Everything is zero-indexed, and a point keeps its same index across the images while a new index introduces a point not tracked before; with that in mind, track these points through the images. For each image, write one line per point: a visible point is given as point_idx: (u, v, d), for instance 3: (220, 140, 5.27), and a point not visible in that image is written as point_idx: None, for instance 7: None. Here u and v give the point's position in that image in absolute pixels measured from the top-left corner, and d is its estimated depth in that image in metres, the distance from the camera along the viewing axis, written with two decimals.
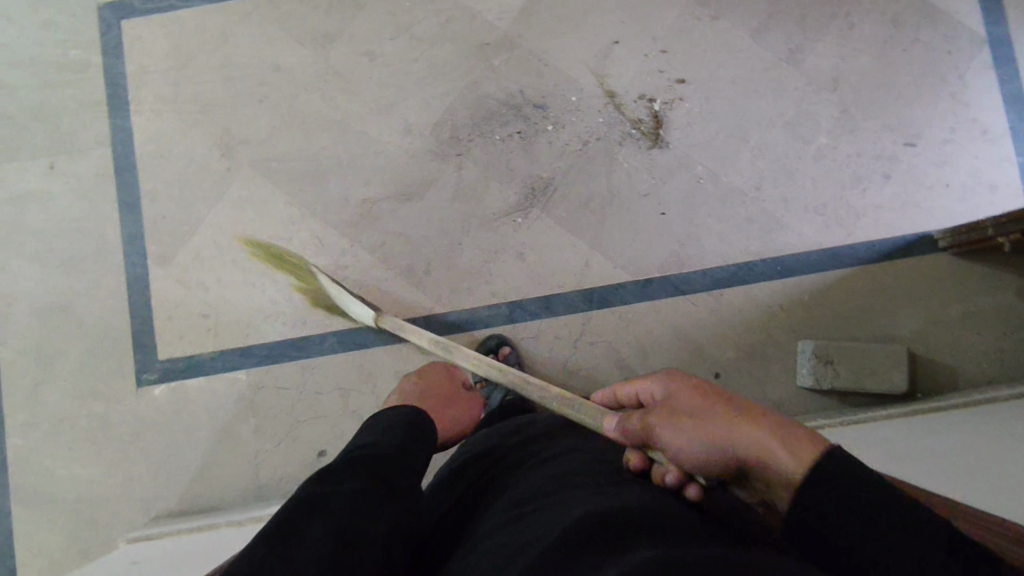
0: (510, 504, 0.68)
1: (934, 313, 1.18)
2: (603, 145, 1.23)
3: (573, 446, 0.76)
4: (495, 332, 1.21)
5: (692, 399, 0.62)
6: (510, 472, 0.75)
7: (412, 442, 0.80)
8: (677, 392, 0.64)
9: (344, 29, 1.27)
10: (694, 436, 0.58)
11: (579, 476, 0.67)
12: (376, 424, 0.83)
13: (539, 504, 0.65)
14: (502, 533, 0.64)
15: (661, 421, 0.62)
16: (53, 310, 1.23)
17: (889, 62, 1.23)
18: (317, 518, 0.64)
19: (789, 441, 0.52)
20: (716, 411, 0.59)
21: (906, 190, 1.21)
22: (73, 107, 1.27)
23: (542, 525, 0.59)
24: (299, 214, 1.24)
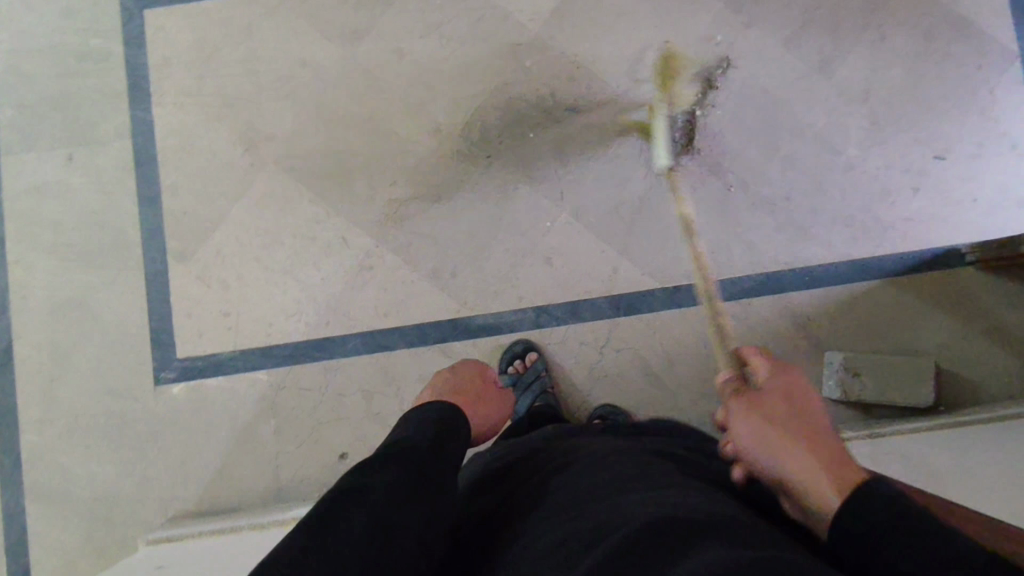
0: (556, 508, 0.66)
1: (959, 328, 1.18)
2: (634, 150, 1.22)
3: (615, 452, 0.74)
4: (521, 337, 1.20)
5: (776, 404, 0.67)
6: (551, 476, 0.74)
7: (450, 437, 0.75)
8: (769, 391, 0.69)
9: (373, 25, 1.25)
10: (760, 432, 0.64)
11: (628, 484, 0.65)
12: (410, 418, 0.78)
13: (589, 509, 0.63)
14: (551, 535, 0.61)
15: (748, 414, 0.66)
16: (69, 305, 1.21)
17: (920, 75, 1.23)
18: (357, 511, 0.61)
19: (830, 471, 0.57)
20: (788, 422, 0.64)
21: (934, 203, 1.21)
22: (92, 97, 1.24)
23: (597, 531, 0.58)
24: (324, 213, 1.22)
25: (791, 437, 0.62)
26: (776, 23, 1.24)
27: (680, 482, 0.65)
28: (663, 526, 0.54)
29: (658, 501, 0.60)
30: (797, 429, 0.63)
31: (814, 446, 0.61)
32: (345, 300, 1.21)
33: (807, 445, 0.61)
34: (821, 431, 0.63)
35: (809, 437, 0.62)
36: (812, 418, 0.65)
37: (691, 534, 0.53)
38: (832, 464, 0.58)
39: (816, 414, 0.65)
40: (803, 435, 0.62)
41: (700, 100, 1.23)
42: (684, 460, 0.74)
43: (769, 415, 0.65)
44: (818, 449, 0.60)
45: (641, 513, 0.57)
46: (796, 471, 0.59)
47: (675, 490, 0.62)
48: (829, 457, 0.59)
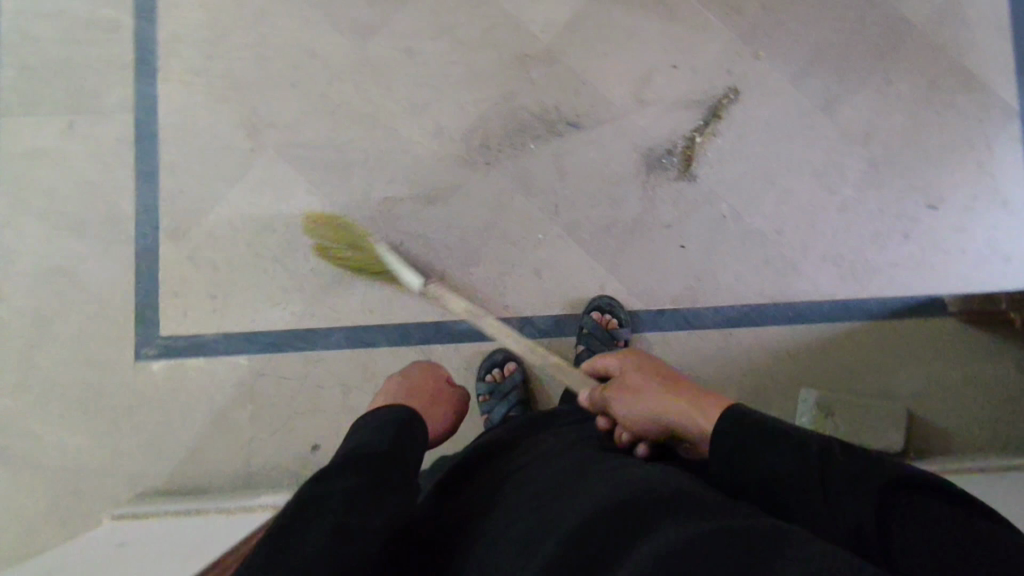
0: (519, 491, 0.69)
1: (935, 377, 1.20)
2: (632, 171, 1.23)
3: (571, 447, 0.78)
4: (503, 346, 1.21)
5: (641, 382, 0.82)
6: (516, 470, 0.76)
7: (404, 444, 0.77)
8: (629, 375, 0.84)
9: (386, 22, 1.25)
10: (638, 405, 0.79)
11: (584, 470, 0.69)
12: (364, 426, 0.78)
13: (549, 493, 0.66)
14: (518, 517, 0.64)
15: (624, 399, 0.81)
16: (57, 273, 1.21)
17: (922, 123, 1.24)
18: (319, 517, 0.61)
19: (701, 408, 0.73)
20: (652, 388, 0.80)
21: (923, 251, 1.22)
22: (99, 68, 1.24)
23: (557, 511, 0.62)
24: (319, 205, 1.23)
25: (663, 399, 0.77)
26: (785, 57, 1.25)
27: (635, 465, 0.69)
28: (613, 511, 0.58)
29: (613, 483, 0.63)
30: (662, 389, 0.79)
31: (679, 394, 0.77)
32: (332, 293, 1.21)
33: (675, 395, 0.77)
34: (675, 384, 0.79)
35: (674, 388, 0.78)
36: (665, 376, 0.82)
37: (641, 519, 0.57)
38: (697, 405, 0.74)
39: (666, 373, 0.82)
40: (666, 390, 0.78)
41: (702, 126, 1.24)
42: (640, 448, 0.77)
43: (637, 389, 0.81)
44: (684, 395, 0.76)
45: (596, 497, 0.61)
46: (679, 416, 0.74)
47: (628, 473, 0.66)
48: (693, 399, 0.75)
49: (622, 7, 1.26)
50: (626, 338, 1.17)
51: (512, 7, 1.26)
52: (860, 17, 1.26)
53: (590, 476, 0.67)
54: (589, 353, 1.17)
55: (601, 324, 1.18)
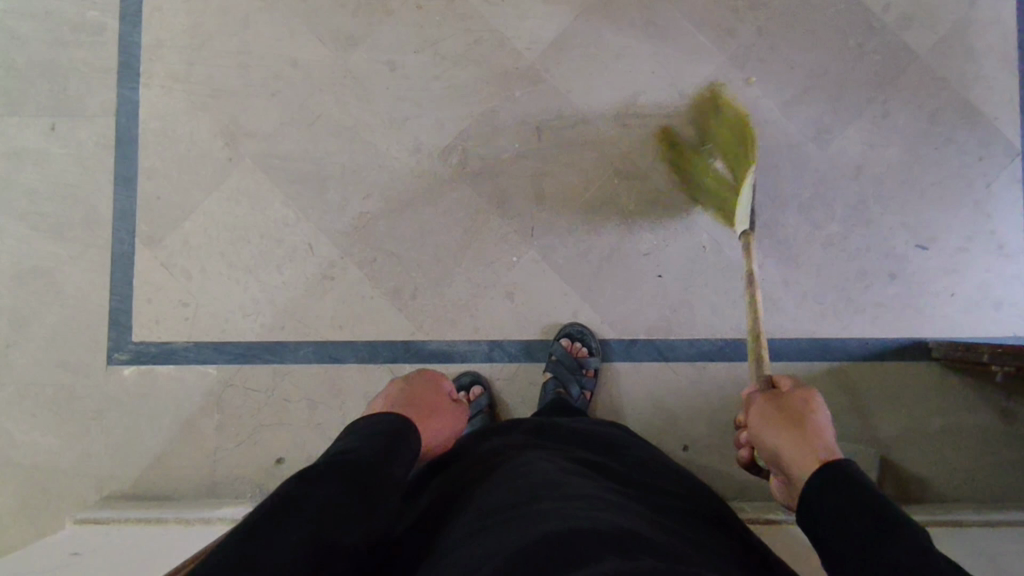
0: (470, 518, 0.69)
1: (915, 423, 1.16)
2: (612, 196, 1.20)
3: (540, 464, 0.76)
4: (470, 369, 1.20)
5: (789, 407, 0.77)
6: (477, 481, 0.76)
7: (397, 455, 0.74)
8: (788, 396, 0.79)
9: (369, 33, 1.23)
10: (762, 418, 0.77)
11: (541, 493, 0.68)
12: (354, 433, 0.75)
13: (498, 522, 0.65)
14: (463, 548, 0.63)
15: (765, 408, 0.79)
16: (33, 273, 1.22)
17: (918, 158, 1.19)
18: (289, 526, 0.59)
19: (811, 453, 0.69)
20: (786, 413, 0.76)
21: (910, 292, 1.18)
22: (82, 70, 1.24)
23: (500, 542, 0.61)
24: (293, 217, 1.22)
25: (787, 428, 0.74)
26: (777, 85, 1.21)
27: (595, 494, 0.69)
28: (556, 539, 0.58)
29: (562, 513, 0.63)
30: (793, 420, 0.75)
31: (802, 432, 0.73)
32: (303, 307, 1.21)
33: (798, 431, 0.73)
34: (812, 424, 0.74)
35: (802, 427, 0.73)
36: (812, 416, 0.75)
37: (587, 546, 0.56)
38: (811, 451, 0.70)
39: (815, 414, 0.76)
40: (795, 424, 0.74)
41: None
42: (610, 477, 0.76)
43: (773, 407, 0.78)
44: (808, 435, 0.72)
45: (541, 527, 0.60)
46: (780, 446, 0.73)
47: (580, 503, 0.66)
48: (810, 442, 0.71)
49: (611, 26, 1.22)
50: (594, 368, 1.16)
51: (498, 22, 1.23)
52: (860, 45, 1.21)
53: (545, 502, 0.66)
54: (555, 381, 1.14)
55: (571, 353, 1.16)
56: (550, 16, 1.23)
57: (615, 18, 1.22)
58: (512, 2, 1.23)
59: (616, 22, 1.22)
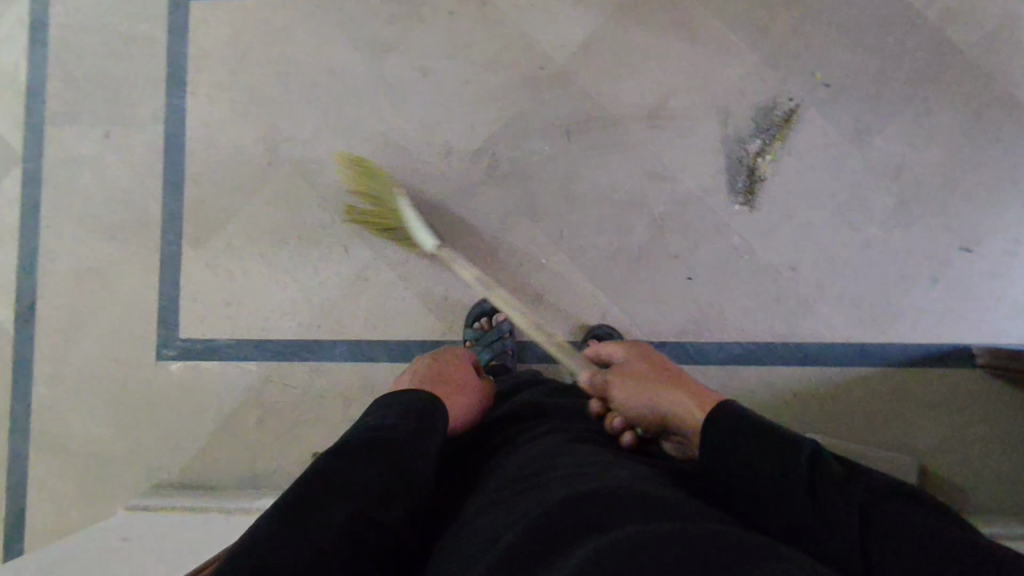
0: (495, 488, 0.69)
1: (955, 432, 1.13)
2: (641, 199, 1.20)
3: (557, 436, 0.77)
4: (494, 296, 1.23)
5: (634, 372, 0.86)
6: (504, 456, 0.77)
7: (431, 425, 0.75)
8: (626, 366, 0.88)
9: (402, 40, 1.26)
10: (631, 391, 0.82)
11: (561, 463, 0.69)
12: (386, 407, 0.77)
13: (521, 490, 0.66)
14: (489, 513, 0.64)
15: (619, 385, 0.84)
16: (90, 273, 1.29)
17: (962, 158, 1.15)
18: (331, 502, 0.60)
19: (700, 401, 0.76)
20: (649, 379, 0.83)
21: (952, 297, 1.15)
22: (134, 81, 1.31)
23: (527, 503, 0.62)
24: (329, 220, 1.26)
25: (657, 389, 0.81)
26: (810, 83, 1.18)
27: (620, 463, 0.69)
28: (582, 500, 0.58)
29: (587, 480, 0.63)
30: (657, 380, 0.83)
31: (676, 387, 0.80)
32: (338, 307, 1.25)
33: (671, 389, 0.80)
34: (672, 377, 0.83)
35: (668, 382, 0.81)
36: (665, 371, 0.86)
37: (616, 510, 0.56)
38: (692, 397, 0.78)
39: (660, 367, 0.88)
40: (659, 383, 0.82)
41: (767, 147, 1.18)
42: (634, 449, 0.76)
43: (629, 378, 0.85)
44: (682, 389, 0.79)
45: (567, 490, 0.61)
46: (668, 409, 0.78)
47: (609, 471, 0.65)
48: (692, 393, 0.78)
49: (642, 28, 1.22)
50: None
51: (528, 26, 1.24)
52: (900, 42, 1.17)
53: (568, 471, 0.66)
54: None
55: None
56: (580, 19, 1.23)
57: (645, 20, 1.22)
58: (543, 7, 1.24)
59: (646, 24, 1.22)
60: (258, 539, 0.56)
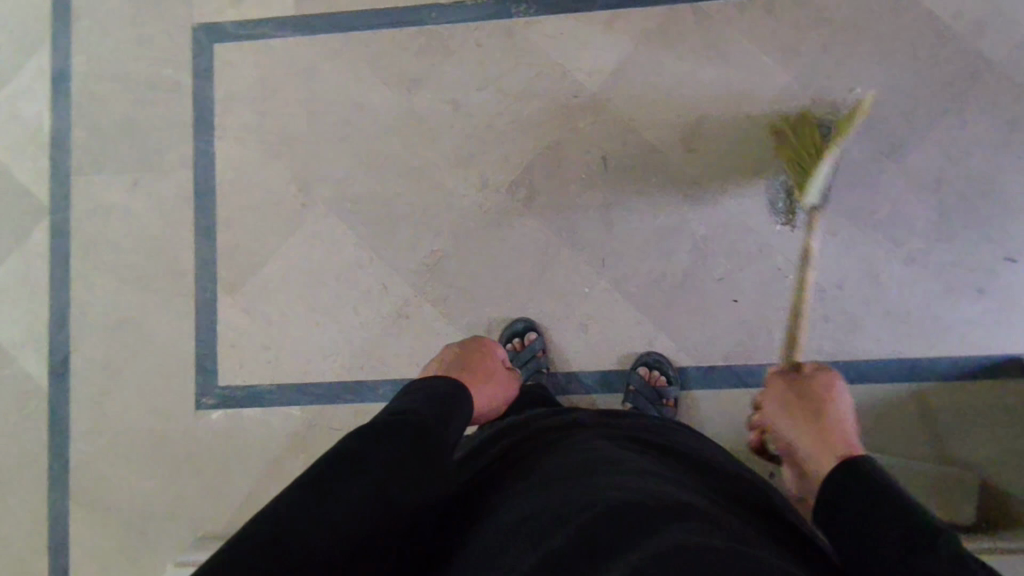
0: (523, 488, 0.71)
1: (1012, 444, 1.12)
2: (680, 223, 1.20)
3: (591, 444, 0.79)
4: (525, 316, 1.22)
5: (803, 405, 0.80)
6: (535, 456, 0.79)
7: (451, 415, 0.82)
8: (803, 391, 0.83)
9: (432, 74, 1.25)
10: (785, 418, 0.81)
11: (586, 471, 0.71)
12: (412, 397, 0.83)
13: (542, 497, 0.68)
14: (515, 513, 0.67)
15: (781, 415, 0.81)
16: (123, 324, 1.28)
17: (1000, 167, 1.15)
18: (355, 474, 0.67)
19: (830, 451, 0.71)
20: (809, 412, 0.79)
21: (999, 307, 1.14)
22: (160, 127, 1.29)
23: (553, 508, 0.65)
24: (366, 258, 1.24)
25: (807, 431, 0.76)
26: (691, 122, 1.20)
27: (649, 471, 0.72)
28: (607, 512, 0.61)
29: (620, 488, 0.66)
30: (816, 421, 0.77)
31: (825, 430, 0.75)
32: (380, 346, 1.23)
33: (818, 429, 0.75)
34: (833, 419, 0.77)
35: (823, 424, 0.76)
36: (833, 415, 0.78)
37: (641, 524, 0.59)
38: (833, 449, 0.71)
39: (833, 403, 0.81)
40: (811, 420, 0.78)
41: None
42: (662, 456, 0.78)
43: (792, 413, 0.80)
44: (831, 435, 0.74)
45: (598, 501, 0.63)
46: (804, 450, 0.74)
47: (639, 482, 0.68)
48: (832, 442, 0.72)
49: (673, 51, 1.22)
50: (674, 398, 1.16)
51: (558, 54, 1.24)
52: (932, 55, 1.18)
53: (600, 476, 0.69)
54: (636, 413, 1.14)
55: (649, 382, 1.16)
56: (610, 45, 1.23)
57: (676, 43, 1.22)
58: (572, 34, 1.24)
59: (677, 47, 1.22)
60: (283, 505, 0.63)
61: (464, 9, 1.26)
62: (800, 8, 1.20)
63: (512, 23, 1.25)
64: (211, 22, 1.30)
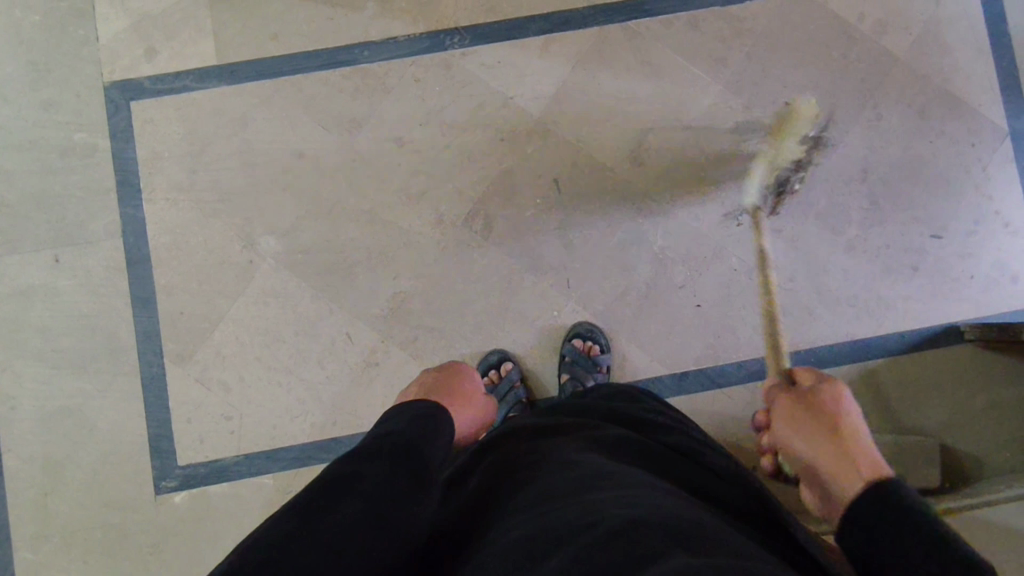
0: (529, 500, 0.69)
1: (960, 406, 1.20)
2: (637, 237, 1.22)
3: (585, 450, 0.77)
4: (497, 348, 1.20)
5: (816, 415, 0.74)
6: (533, 463, 0.77)
7: (435, 434, 0.79)
8: (814, 399, 0.77)
9: (372, 114, 1.23)
10: (790, 424, 0.76)
11: (592, 482, 0.69)
12: (400, 414, 0.81)
13: (550, 507, 0.66)
14: (511, 539, 0.63)
15: (789, 424, 0.75)
16: (61, 414, 1.17)
17: (916, 153, 1.25)
18: (349, 496, 0.66)
19: (851, 469, 0.64)
20: (819, 416, 0.74)
21: (934, 281, 1.23)
22: (79, 195, 1.20)
23: (546, 535, 0.61)
24: (326, 309, 1.19)
25: (822, 442, 0.70)
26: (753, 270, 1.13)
27: (652, 479, 0.70)
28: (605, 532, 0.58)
29: (620, 503, 0.63)
30: (832, 432, 0.71)
31: (843, 445, 0.68)
32: (352, 398, 1.18)
33: (837, 441, 0.69)
34: (850, 432, 0.70)
35: (836, 435, 0.70)
36: (847, 424, 0.72)
37: (642, 539, 0.56)
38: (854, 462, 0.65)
39: (844, 412, 0.74)
40: (833, 435, 0.70)
41: (746, 169, 1.24)
42: (658, 463, 0.77)
43: (807, 422, 0.74)
44: (853, 449, 0.67)
45: (597, 519, 0.60)
46: (819, 464, 0.68)
47: (638, 493, 0.65)
48: (854, 459, 0.65)
49: (609, 72, 1.24)
50: (609, 362, 1.17)
51: (498, 83, 1.24)
52: (845, 55, 1.26)
53: (600, 493, 0.66)
54: (573, 381, 1.15)
55: (583, 351, 1.17)
56: (547, 70, 1.24)
57: (611, 63, 1.25)
58: (509, 62, 1.24)
59: (613, 67, 1.25)
60: (274, 531, 0.62)
61: (397, 45, 1.24)
62: (721, 21, 1.26)
63: (447, 55, 1.24)
64: (125, 78, 1.22)
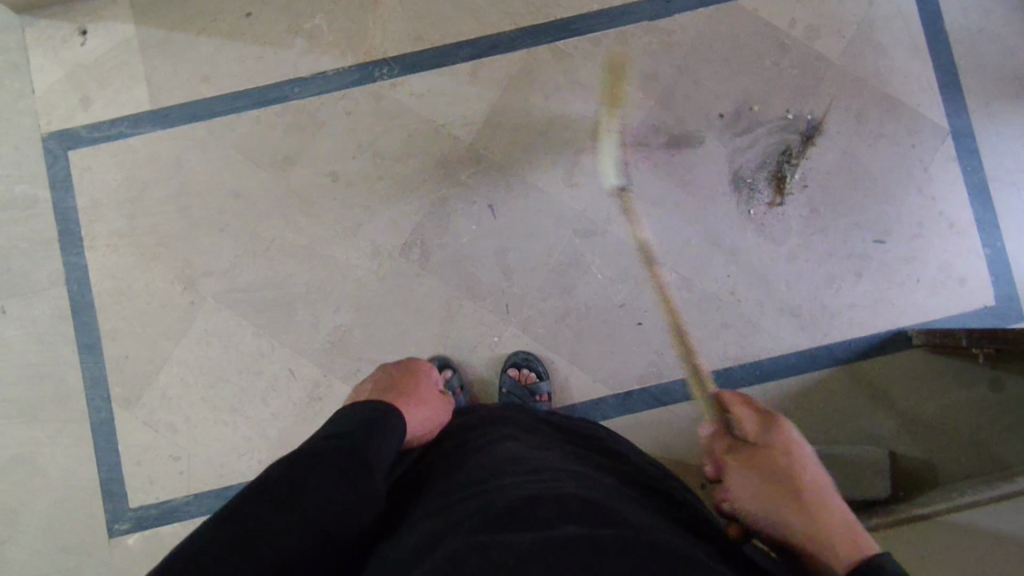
0: (445, 485, 0.70)
1: (912, 411, 1.18)
2: (575, 257, 1.22)
3: (504, 440, 0.79)
4: (438, 355, 1.21)
5: (768, 465, 0.72)
6: (450, 459, 0.77)
7: (382, 435, 0.76)
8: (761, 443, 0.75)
9: (305, 149, 1.24)
10: (742, 490, 0.71)
11: (507, 467, 0.70)
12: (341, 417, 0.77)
13: (464, 491, 0.66)
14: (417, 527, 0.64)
15: (751, 476, 0.71)
16: (16, 462, 1.20)
17: (855, 157, 1.23)
18: (282, 504, 0.63)
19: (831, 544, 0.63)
20: (778, 479, 0.70)
21: (878, 287, 1.21)
22: (24, 246, 1.23)
23: (452, 515, 0.62)
24: (269, 346, 1.20)
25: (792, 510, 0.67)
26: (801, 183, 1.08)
27: (567, 468, 0.71)
28: (517, 507, 0.59)
29: (523, 485, 0.64)
30: (789, 486, 0.69)
31: (801, 504, 0.67)
32: (296, 433, 1.19)
33: (809, 515, 0.66)
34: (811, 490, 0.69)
35: (802, 494, 0.68)
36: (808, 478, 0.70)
37: (544, 517, 0.57)
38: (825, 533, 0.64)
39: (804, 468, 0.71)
40: (790, 490, 0.69)
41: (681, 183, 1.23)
42: (572, 454, 0.78)
43: (769, 485, 0.70)
44: (826, 523, 0.65)
45: (499, 502, 0.61)
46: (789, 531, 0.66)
47: (546, 478, 0.66)
48: (827, 525, 0.65)
49: (539, 93, 1.24)
50: (546, 392, 1.17)
51: (429, 112, 1.24)
52: (778, 62, 1.24)
53: (508, 478, 0.66)
54: None
55: (520, 381, 1.17)
56: (477, 95, 1.24)
57: (541, 85, 1.24)
58: (439, 90, 1.24)
59: (543, 89, 1.24)
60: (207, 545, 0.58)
61: (327, 80, 1.24)
62: (650, 35, 1.25)
63: (377, 87, 1.24)
64: (62, 128, 1.24)
